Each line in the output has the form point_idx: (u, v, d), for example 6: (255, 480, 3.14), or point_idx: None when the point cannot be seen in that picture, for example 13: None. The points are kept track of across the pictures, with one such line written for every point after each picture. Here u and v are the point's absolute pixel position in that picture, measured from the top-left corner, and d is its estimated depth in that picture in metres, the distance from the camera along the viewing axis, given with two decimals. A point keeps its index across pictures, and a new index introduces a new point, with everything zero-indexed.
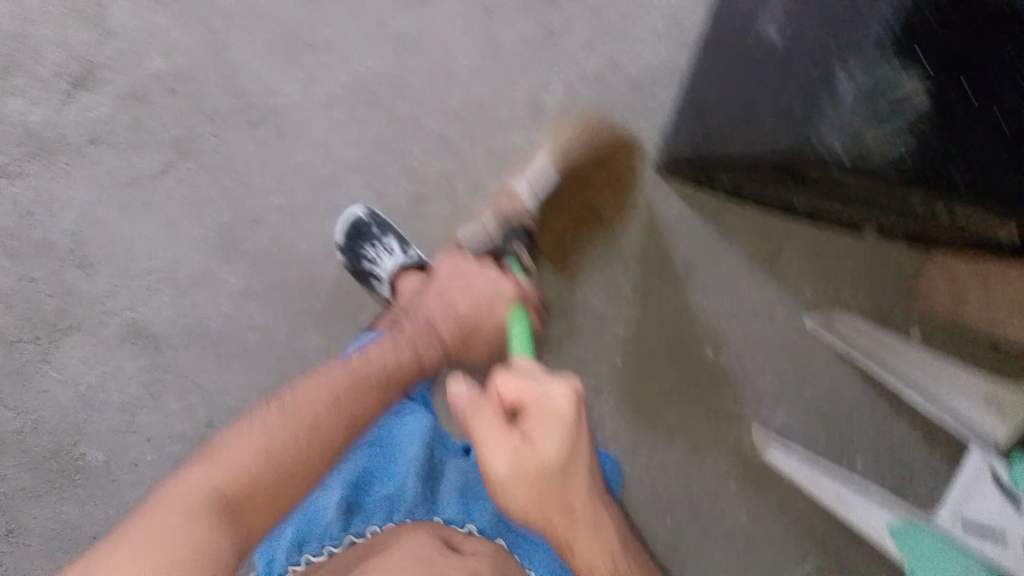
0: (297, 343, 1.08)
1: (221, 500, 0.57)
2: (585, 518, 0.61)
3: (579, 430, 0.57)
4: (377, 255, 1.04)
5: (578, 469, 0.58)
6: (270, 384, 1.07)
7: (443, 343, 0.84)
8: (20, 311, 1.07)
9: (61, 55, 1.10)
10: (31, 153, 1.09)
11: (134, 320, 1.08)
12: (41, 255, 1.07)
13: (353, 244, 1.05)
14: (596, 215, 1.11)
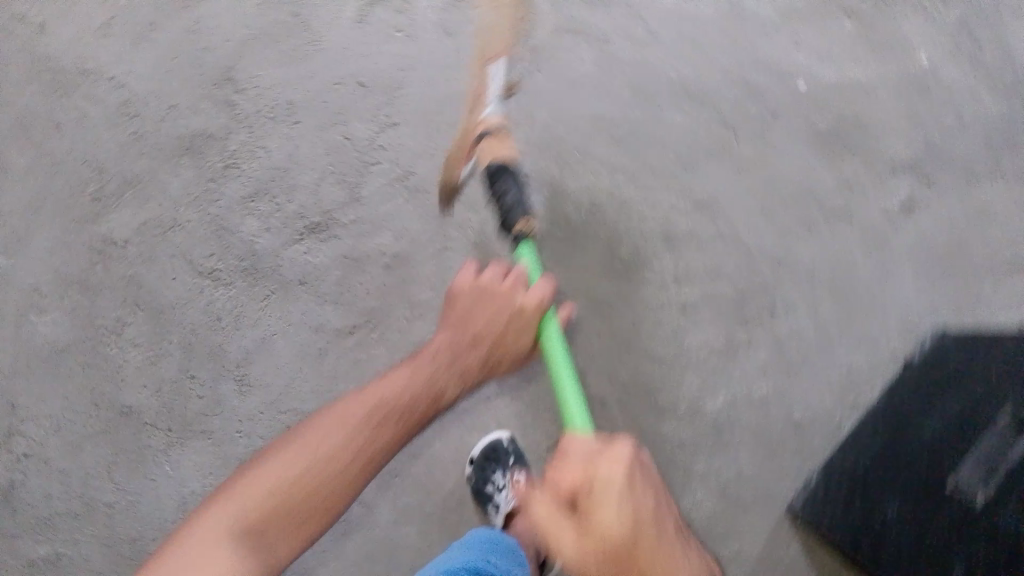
0: (392, 535, 1.09)
1: (246, 525, 0.75)
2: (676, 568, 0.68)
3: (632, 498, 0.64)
4: (502, 485, 1.05)
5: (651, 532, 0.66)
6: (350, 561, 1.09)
7: (466, 367, 0.95)
8: (168, 401, 1.14)
9: (305, 198, 1.18)
10: (245, 270, 1.16)
11: (258, 452, 1.11)
12: (210, 360, 1.14)
13: (485, 465, 1.06)
14: (727, 525, 1.10)
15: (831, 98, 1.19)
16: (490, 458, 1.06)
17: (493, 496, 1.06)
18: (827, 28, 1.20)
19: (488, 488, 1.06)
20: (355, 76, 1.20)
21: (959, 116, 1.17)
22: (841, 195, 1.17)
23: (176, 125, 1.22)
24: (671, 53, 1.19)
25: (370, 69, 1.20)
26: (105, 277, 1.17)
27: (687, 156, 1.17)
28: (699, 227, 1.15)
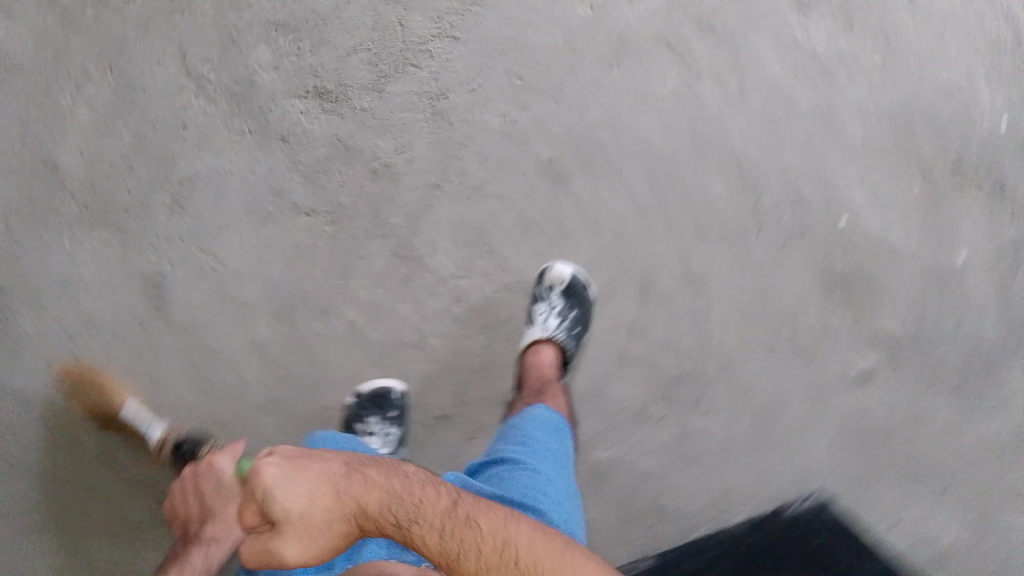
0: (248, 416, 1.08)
1: None
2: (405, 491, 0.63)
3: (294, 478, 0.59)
4: (371, 432, 1.02)
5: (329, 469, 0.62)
6: (198, 422, 1.07)
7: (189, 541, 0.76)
8: (97, 179, 1.07)
9: (329, 60, 1.08)
10: (233, 95, 1.07)
11: (161, 275, 1.09)
12: (157, 164, 1.07)
13: (366, 405, 1.03)
14: None
15: (857, 248, 1.11)
16: (370, 401, 1.03)
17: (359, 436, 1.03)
18: (898, 181, 1.11)
19: (356, 427, 1.03)
20: None
21: (956, 327, 1.10)
22: (813, 340, 1.11)
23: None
24: (746, 123, 1.09)
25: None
26: (90, 24, 1.08)
27: (702, 228, 1.09)
28: (676, 296, 1.09)
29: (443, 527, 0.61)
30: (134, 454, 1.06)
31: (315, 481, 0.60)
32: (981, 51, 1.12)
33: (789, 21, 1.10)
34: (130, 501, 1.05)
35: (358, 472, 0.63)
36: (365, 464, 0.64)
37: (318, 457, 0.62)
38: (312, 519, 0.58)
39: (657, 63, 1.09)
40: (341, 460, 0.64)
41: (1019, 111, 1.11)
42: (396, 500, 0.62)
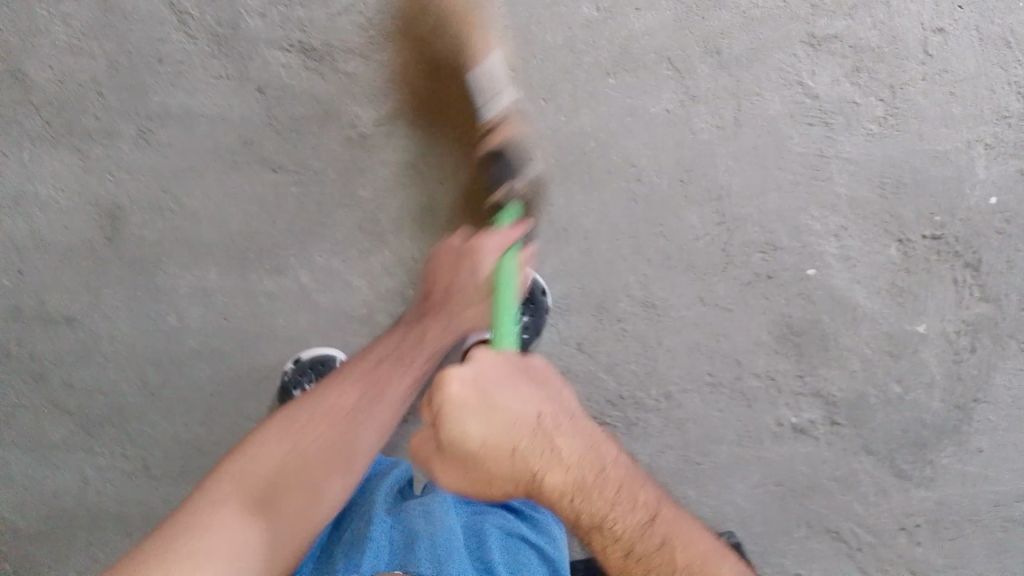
0: (192, 358, 1.11)
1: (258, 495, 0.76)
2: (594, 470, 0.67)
3: (491, 415, 0.65)
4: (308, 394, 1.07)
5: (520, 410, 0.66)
6: (141, 353, 1.11)
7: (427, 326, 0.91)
8: (64, 99, 1.04)
9: (318, 15, 1.01)
10: (215, 36, 1.02)
11: (117, 207, 1.07)
12: (126, 93, 1.04)
13: (305, 369, 1.08)
14: None
15: (821, 301, 1.09)
16: (313, 367, 1.08)
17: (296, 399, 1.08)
18: (875, 242, 1.07)
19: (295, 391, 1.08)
20: None
21: (902, 395, 1.11)
22: (758, 383, 1.11)
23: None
24: (733, 157, 1.06)
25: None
26: None
27: (671, 255, 1.08)
28: (631, 318, 1.10)
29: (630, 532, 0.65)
30: (64, 375, 1.11)
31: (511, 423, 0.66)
32: (985, 120, 1.04)
33: (795, 57, 1.03)
34: (55, 421, 1.13)
35: (547, 441, 0.66)
36: (557, 424, 0.68)
37: (513, 391, 0.67)
38: (483, 462, 0.65)
39: (653, 79, 1.04)
40: (543, 395, 0.69)
41: (1008, 191, 1.06)
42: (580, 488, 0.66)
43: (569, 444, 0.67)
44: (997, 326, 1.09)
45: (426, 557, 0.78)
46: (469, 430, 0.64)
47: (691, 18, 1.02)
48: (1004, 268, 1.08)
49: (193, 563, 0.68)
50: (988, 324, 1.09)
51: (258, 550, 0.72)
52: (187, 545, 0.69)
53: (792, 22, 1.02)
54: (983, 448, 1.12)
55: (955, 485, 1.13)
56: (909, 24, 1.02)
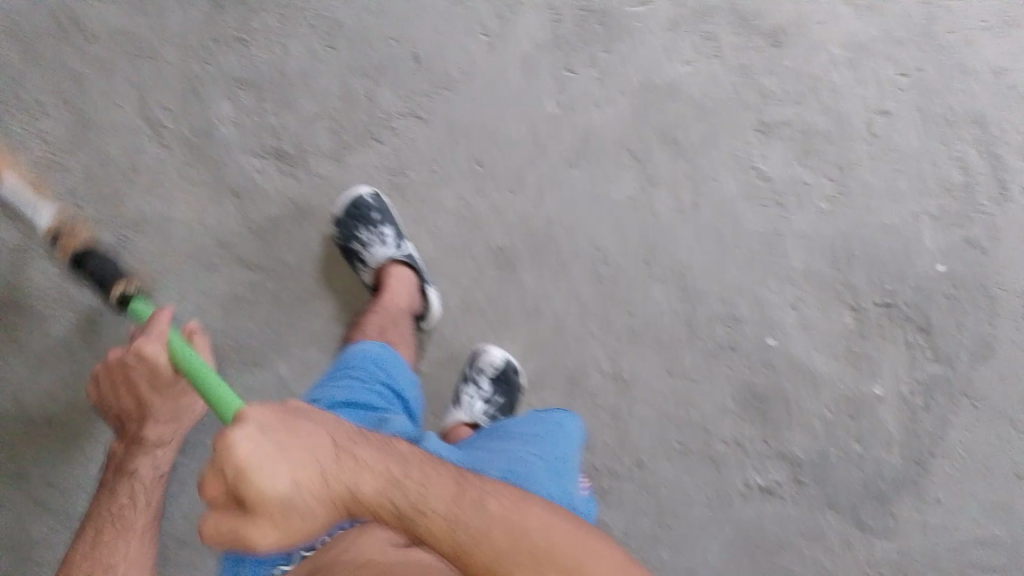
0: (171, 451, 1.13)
1: None
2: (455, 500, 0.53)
3: (290, 443, 0.48)
4: (368, 240, 1.05)
5: (311, 434, 0.50)
6: None
7: None
8: (45, 211, 1.09)
9: (290, 122, 1.08)
10: (191, 145, 1.08)
11: (99, 313, 1.13)
12: (105, 201, 1.07)
13: (350, 222, 1.05)
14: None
15: (783, 369, 1.14)
16: (350, 216, 1.05)
17: (360, 252, 1.06)
18: (829, 309, 1.13)
19: (354, 246, 1.06)
20: (416, 48, 1.08)
21: (864, 455, 1.14)
22: (725, 447, 1.14)
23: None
24: (694, 236, 1.11)
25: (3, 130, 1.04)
26: (52, 58, 1.07)
27: (636, 328, 1.12)
28: (603, 392, 1.12)
29: (447, 515, 0.52)
30: (43, 475, 1.10)
31: (292, 511, 0.47)
32: (930, 193, 1.10)
33: (746, 143, 1.09)
34: (35, 519, 1.09)
35: (356, 459, 0.51)
36: (350, 440, 0.52)
37: (276, 459, 0.47)
38: (296, 510, 0.47)
39: (615, 169, 1.09)
40: (330, 420, 0.53)
41: (954, 257, 1.11)
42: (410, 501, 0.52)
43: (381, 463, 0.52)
44: (953, 385, 1.14)
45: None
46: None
47: (644, 108, 1.09)
48: (955, 329, 1.13)
49: None
50: (943, 382, 1.14)
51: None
52: None
53: (741, 110, 1.09)
54: (941, 498, 1.14)
55: (920, 536, 1.13)
56: (854, 107, 1.09)
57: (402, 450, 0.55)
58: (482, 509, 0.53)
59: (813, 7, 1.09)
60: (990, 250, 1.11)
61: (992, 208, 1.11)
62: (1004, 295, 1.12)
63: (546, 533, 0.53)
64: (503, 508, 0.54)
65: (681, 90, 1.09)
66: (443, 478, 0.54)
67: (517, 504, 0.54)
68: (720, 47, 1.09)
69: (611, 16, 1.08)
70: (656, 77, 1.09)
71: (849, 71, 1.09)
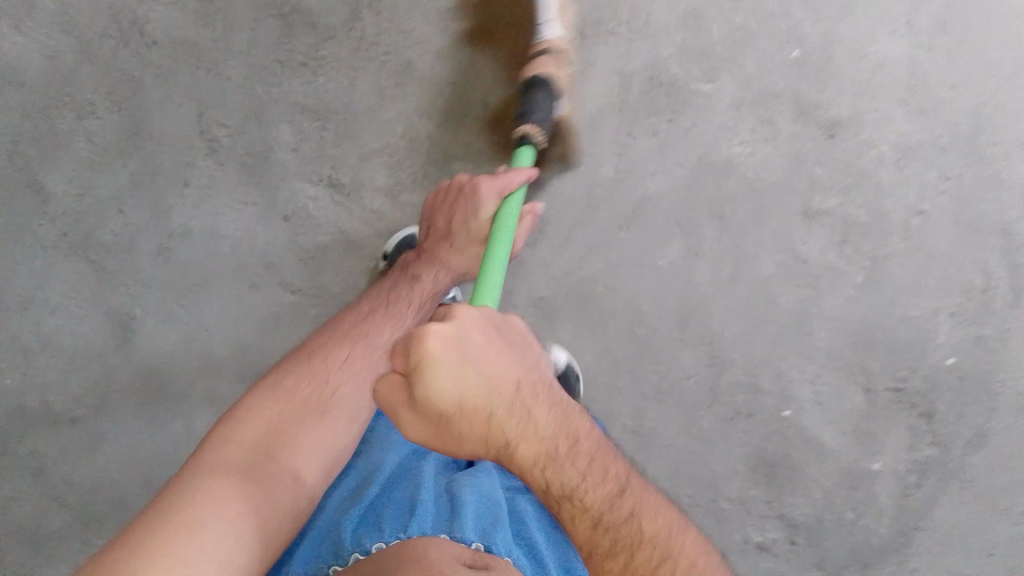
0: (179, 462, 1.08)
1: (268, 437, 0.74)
2: (582, 468, 0.59)
3: (476, 364, 0.56)
4: None
5: (501, 360, 0.58)
6: (138, 457, 1.08)
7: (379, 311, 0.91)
8: (87, 213, 1.07)
9: (350, 154, 1.06)
10: (245, 167, 1.06)
11: (130, 316, 1.09)
12: (150, 210, 1.07)
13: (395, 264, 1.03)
14: None
15: (794, 441, 1.17)
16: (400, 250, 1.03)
17: None
18: (845, 388, 1.17)
19: None
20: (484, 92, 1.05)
21: (855, 521, 1.16)
22: (730, 505, 1.17)
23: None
24: (728, 308, 1.15)
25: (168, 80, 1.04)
26: (108, 58, 1.04)
27: (661, 389, 1.16)
28: (622, 444, 1.16)
29: (571, 485, 0.59)
30: (63, 474, 1.09)
31: (448, 423, 0.56)
32: (951, 292, 1.15)
33: (790, 227, 1.13)
34: (50, 515, 1.08)
35: (525, 412, 0.58)
36: (533, 394, 0.59)
37: (454, 375, 0.55)
38: (456, 424, 0.56)
39: (662, 236, 1.12)
40: (522, 363, 0.60)
41: (966, 353, 1.16)
42: (544, 461, 0.58)
43: (546, 419, 0.59)
44: (943, 467, 1.16)
45: (472, 527, 0.67)
46: (278, 415, 0.77)
47: (697, 183, 1.11)
48: (956, 419, 1.16)
49: (218, 509, 0.64)
50: (937, 465, 1.16)
51: (247, 555, 0.64)
52: (187, 506, 0.64)
53: (790, 195, 1.12)
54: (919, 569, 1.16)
55: None
56: (896, 205, 1.13)
57: (556, 412, 0.60)
58: (578, 461, 0.59)
59: (868, 104, 1.10)
60: (1000, 349, 1.16)
61: (1005, 312, 1.15)
62: (1003, 394, 1.16)
63: (645, 523, 0.61)
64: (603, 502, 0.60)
65: (735, 169, 1.11)
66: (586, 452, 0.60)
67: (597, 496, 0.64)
68: (778, 132, 1.10)
69: (677, 89, 1.08)
70: (713, 153, 1.10)
71: (896, 170, 1.12)
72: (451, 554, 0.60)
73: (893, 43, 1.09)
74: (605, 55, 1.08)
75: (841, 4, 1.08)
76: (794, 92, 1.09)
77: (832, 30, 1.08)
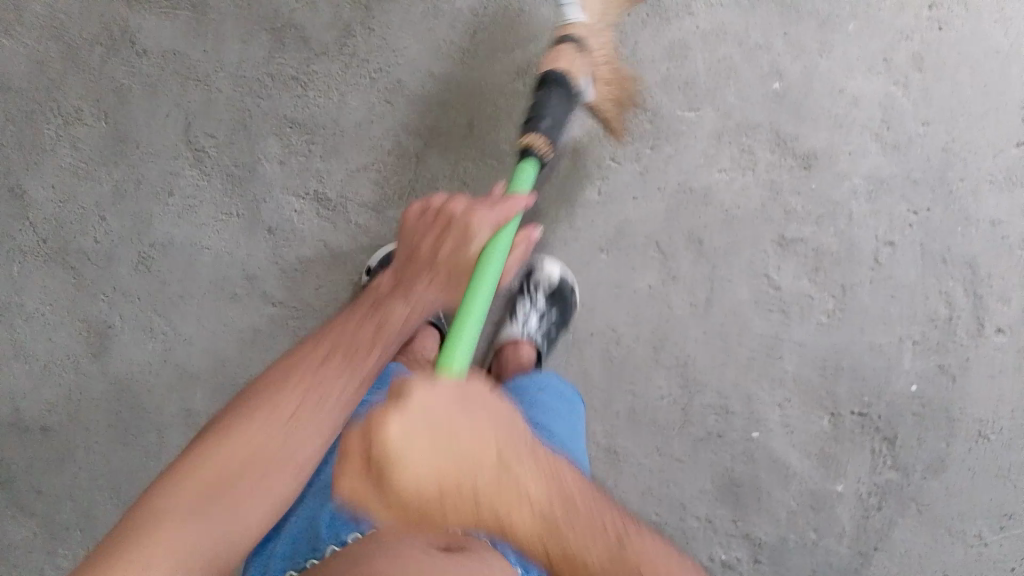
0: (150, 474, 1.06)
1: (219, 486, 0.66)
2: (581, 529, 0.50)
3: (445, 442, 0.48)
4: None
5: (475, 426, 0.50)
6: (108, 468, 1.07)
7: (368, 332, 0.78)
8: (69, 220, 1.06)
9: (337, 169, 1.07)
10: (230, 179, 1.06)
11: (108, 325, 1.08)
12: (132, 219, 1.07)
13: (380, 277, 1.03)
14: None
15: (761, 463, 1.20)
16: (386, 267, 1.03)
17: None
18: (812, 412, 1.20)
19: None
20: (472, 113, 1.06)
21: (818, 543, 1.20)
22: (698, 525, 1.19)
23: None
24: (702, 331, 1.17)
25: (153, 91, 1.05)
26: (96, 66, 1.05)
27: (635, 409, 1.18)
28: (594, 462, 1.19)
29: (567, 558, 0.49)
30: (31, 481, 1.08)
31: (422, 516, 0.49)
32: (916, 321, 1.19)
33: (764, 254, 1.16)
34: (8, 527, 1.08)
35: (511, 482, 0.49)
36: (516, 456, 0.50)
37: (421, 459, 0.48)
38: (432, 514, 0.49)
39: (641, 260, 1.15)
40: (500, 425, 0.52)
41: (927, 382, 1.20)
42: (544, 534, 0.49)
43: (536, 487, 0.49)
44: (904, 490, 1.20)
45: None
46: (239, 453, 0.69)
47: (678, 209, 1.14)
48: (917, 444, 1.20)
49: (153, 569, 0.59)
50: (897, 489, 1.20)
51: None
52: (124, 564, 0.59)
53: (765, 224, 1.15)
54: None
55: None
56: (866, 236, 1.16)
57: (549, 476, 0.50)
58: (575, 520, 0.50)
59: (842, 138, 1.13)
60: (960, 379, 1.20)
61: (967, 341, 1.19)
62: (962, 420, 1.19)
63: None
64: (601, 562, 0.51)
65: (714, 197, 1.14)
66: (583, 511, 0.51)
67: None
68: (756, 161, 1.14)
69: (662, 117, 1.13)
70: (692, 181, 1.14)
71: (868, 202, 1.15)
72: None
73: (870, 78, 1.13)
74: None
75: (821, 39, 1.12)
76: (773, 125, 1.13)
77: (811, 66, 1.12)
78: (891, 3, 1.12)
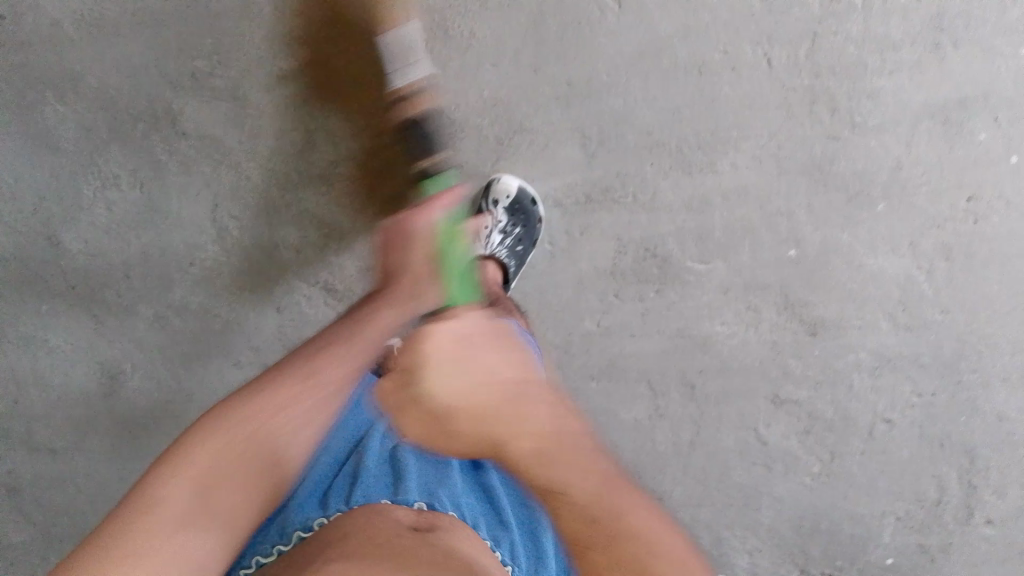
0: None
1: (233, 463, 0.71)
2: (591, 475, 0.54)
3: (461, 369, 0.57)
4: None
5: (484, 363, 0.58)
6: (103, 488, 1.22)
7: None
8: (89, 276, 1.12)
9: (349, 266, 1.11)
10: (250, 264, 1.12)
11: (118, 370, 1.17)
12: (154, 288, 1.13)
13: None
14: None
15: None
16: None
17: None
18: (780, 564, 1.21)
19: None
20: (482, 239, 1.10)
21: None
22: None
23: (309, 96, 1.04)
24: (681, 471, 1.18)
25: (185, 170, 1.07)
26: (138, 139, 1.06)
27: None
28: None
29: (576, 487, 0.53)
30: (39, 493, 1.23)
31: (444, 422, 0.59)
32: (903, 500, 1.17)
33: (756, 409, 1.15)
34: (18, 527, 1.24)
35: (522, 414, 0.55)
36: (528, 399, 0.57)
37: (458, 376, 0.57)
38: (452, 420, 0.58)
39: (630, 392, 1.15)
40: (513, 364, 0.60)
41: (905, 558, 1.21)
42: (539, 462, 0.54)
43: (549, 425, 0.56)
44: None
45: (414, 488, 0.74)
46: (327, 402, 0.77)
47: (674, 352, 1.13)
48: None
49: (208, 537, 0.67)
50: None
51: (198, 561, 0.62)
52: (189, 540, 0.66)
53: (761, 380, 1.14)
54: None
55: None
56: (866, 410, 1.15)
57: (552, 412, 0.57)
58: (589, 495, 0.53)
59: (855, 311, 1.11)
60: (939, 561, 1.21)
61: (954, 528, 1.19)
62: None
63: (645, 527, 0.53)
64: (613, 496, 0.54)
65: (713, 348, 1.13)
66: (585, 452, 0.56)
67: (627, 498, 0.55)
68: (760, 320, 1.12)
69: (671, 264, 1.10)
70: (693, 329, 1.12)
71: (871, 377, 1.13)
72: (395, 514, 0.67)
73: (893, 258, 1.09)
74: (607, 220, 1.09)
75: (847, 214, 1.08)
76: (783, 287, 1.10)
77: (833, 237, 1.09)
78: (928, 188, 1.07)
